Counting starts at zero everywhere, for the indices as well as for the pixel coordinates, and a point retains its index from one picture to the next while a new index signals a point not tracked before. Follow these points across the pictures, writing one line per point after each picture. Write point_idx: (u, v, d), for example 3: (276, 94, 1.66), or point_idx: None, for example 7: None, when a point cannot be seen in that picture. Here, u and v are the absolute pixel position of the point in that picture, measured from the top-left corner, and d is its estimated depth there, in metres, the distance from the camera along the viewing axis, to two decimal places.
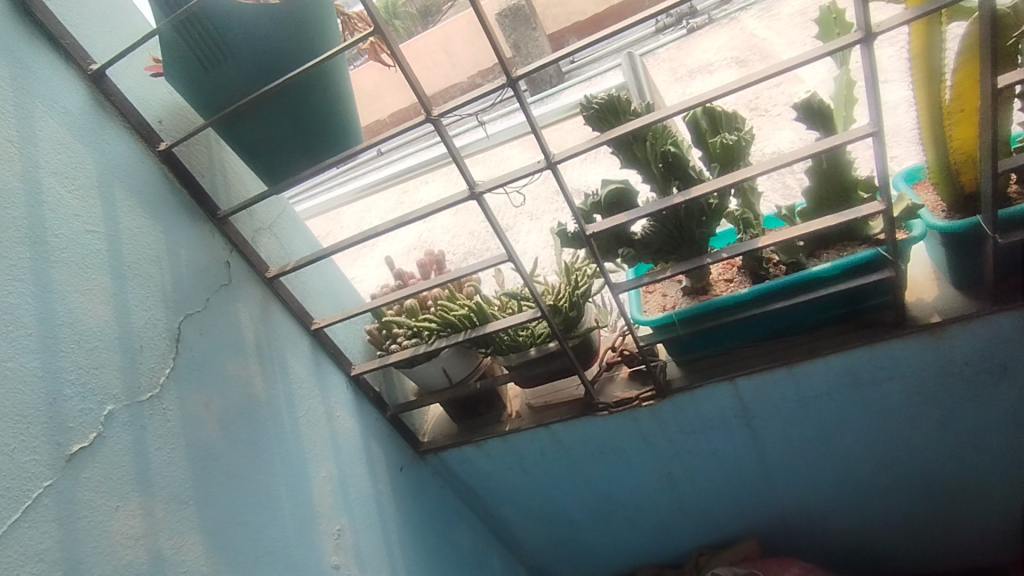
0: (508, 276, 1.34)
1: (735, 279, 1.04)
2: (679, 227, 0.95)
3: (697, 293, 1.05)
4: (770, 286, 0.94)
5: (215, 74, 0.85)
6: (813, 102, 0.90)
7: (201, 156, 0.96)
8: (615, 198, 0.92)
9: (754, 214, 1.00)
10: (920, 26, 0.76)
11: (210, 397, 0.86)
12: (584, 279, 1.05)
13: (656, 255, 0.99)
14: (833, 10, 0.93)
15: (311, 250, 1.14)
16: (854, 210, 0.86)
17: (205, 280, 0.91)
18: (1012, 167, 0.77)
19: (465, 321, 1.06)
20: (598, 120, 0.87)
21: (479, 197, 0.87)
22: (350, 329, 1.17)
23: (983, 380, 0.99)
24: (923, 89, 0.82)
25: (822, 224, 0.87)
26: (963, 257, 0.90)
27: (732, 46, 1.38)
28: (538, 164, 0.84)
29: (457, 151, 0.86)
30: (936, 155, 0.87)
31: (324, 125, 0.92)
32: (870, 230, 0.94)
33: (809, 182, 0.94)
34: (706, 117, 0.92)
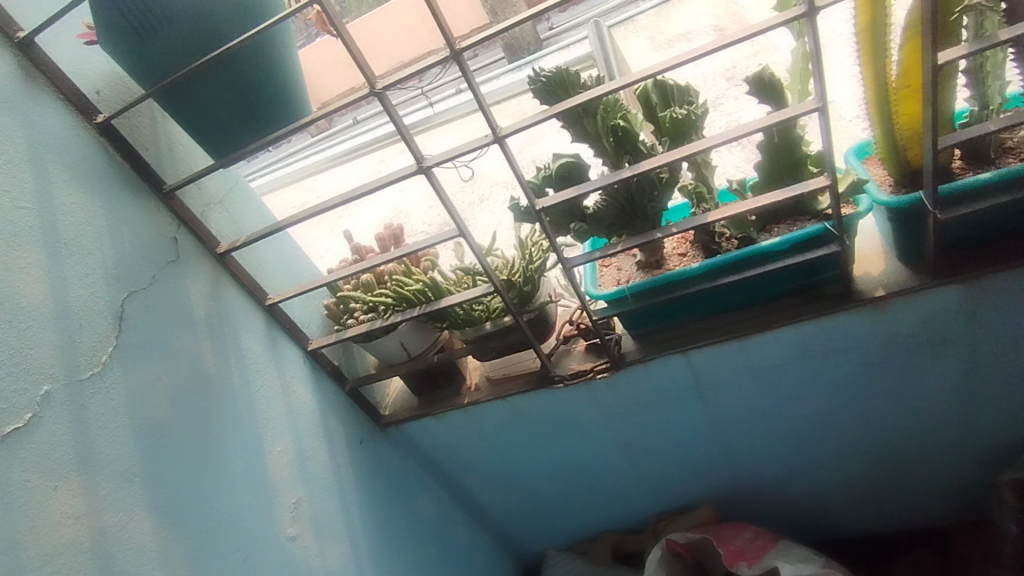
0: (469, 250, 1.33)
1: (689, 254, 1.05)
2: (630, 201, 0.95)
3: (650, 267, 1.05)
4: (721, 261, 0.95)
5: (150, 45, 0.82)
6: (766, 75, 0.87)
7: (143, 129, 0.94)
8: (566, 173, 0.92)
9: (707, 187, 1.00)
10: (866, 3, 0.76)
11: (157, 373, 0.86)
12: (539, 253, 1.04)
13: (609, 230, 0.99)
14: None
15: (265, 225, 1.12)
16: (801, 187, 0.87)
17: (150, 255, 0.90)
18: (953, 144, 0.78)
19: (420, 296, 1.06)
20: (546, 93, 0.85)
21: (428, 171, 0.86)
22: (307, 304, 1.16)
23: (926, 352, 1.02)
24: (870, 65, 0.82)
25: (769, 199, 0.88)
26: (907, 232, 0.91)
27: (698, 17, 1.41)
28: (486, 138, 0.83)
29: (405, 127, 0.84)
30: (883, 130, 0.88)
31: (271, 97, 0.90)
32: (818, 205, 0.95)
33: (760, 157, 0.94)
34: (656, 90, 0.90)
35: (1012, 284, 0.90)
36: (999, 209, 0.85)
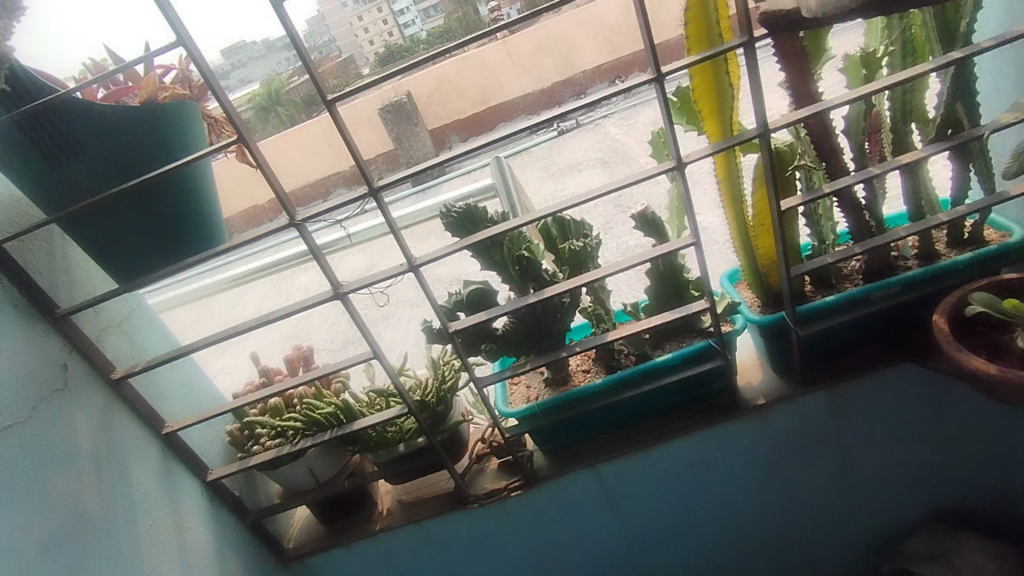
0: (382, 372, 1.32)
1: (592, 370, 1.10)
2: (536, 322, 1.02)
3: (557, 383, 1.10)
4: (621, 376, 1.03)
5: (64, 172, 0.82)
6: (648, 214, 1.01)
7: (39, 253, 0.90)
8: (476, 297, 0.97)
9: (605, 309, 1.10)
10: (722, 160, 0.91)
11: (30, 517, 0.77)
12: (451, 373, 1.08)
13: (518, 350, 1.03)
14: (661, 137, 1.09)
15: (167, 349, 1.09)
16: (685, 308, 1.00)
17: (36, 385, 0.84)
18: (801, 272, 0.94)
19: (332, 419, 1.05)
20: (458, 226, 0.92)
21: (344, 296, 0.90)
22: (207, 430, 1.10)
23: (805, 453, 1.12)
24: (730, 208, 0.97)
25: (658, 321, 1.00)
26: (777, 347, 1.03)
27: None
28: (401, 267, 0.89)
29: (320, 252, 0.90)
30: (747, 261, 1.02)
31: (188, 223, 0.91)
32: (702, 323, 1.06)
33: (649, 283, 1.06)
34: (556, 225, 1.00)
35: (866, 390, 1.04)
36: (845, 325, 0.99)
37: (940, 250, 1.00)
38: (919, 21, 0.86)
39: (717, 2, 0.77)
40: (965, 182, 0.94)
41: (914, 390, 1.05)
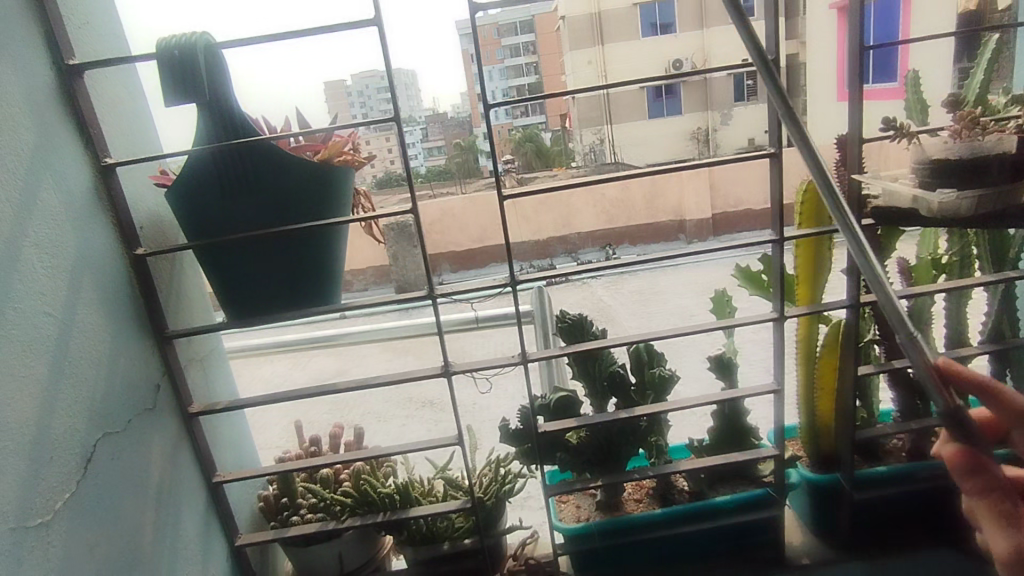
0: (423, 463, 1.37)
1: (644, 500, 1.12)
2: (608, 440, 1.05)
3: (609, 508, 1.10)
4: (679, 509, 1.05)
5: (230, 204, 0.85)
6: (724, 358, 1.09)
7: (163, 273, 0.92)
8: (562, 404, 1.03)
9: (664, 442, 1.11)
10: (805, 322, 1.03)
11: (97, 537, 0.72)
12: (511, 477, 1.08)
13: (583, 465, 1.06)
14: (725, 296, 1.24)
15: (230, 397, 1.06)
16: (755, 454, 1.04)
17: (136, 398, 0.82)
18: (864, 437, 1.02)
19: (388, 501, 1.01)
20: (566, 333, 1.01)
21: (450, 375, 0.94)
22: (243, 491, 1.06)
23: None
24: (802, 366, 1.07)
25: (725, 460, 1.04)
26: (826, 508, 1.09)
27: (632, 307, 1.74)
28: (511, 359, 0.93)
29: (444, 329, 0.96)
30: (805, 420, 1.09)
31: (317, 280, 0.91)
32: (758, 472, 1.10)
33: (713, 424, 1.10)
34: (644, 351, 1.05)
35: None
36: (893, 498, 1.07)
37: None
38: (975, 240, 1.01)
39: None
40: None
41: None
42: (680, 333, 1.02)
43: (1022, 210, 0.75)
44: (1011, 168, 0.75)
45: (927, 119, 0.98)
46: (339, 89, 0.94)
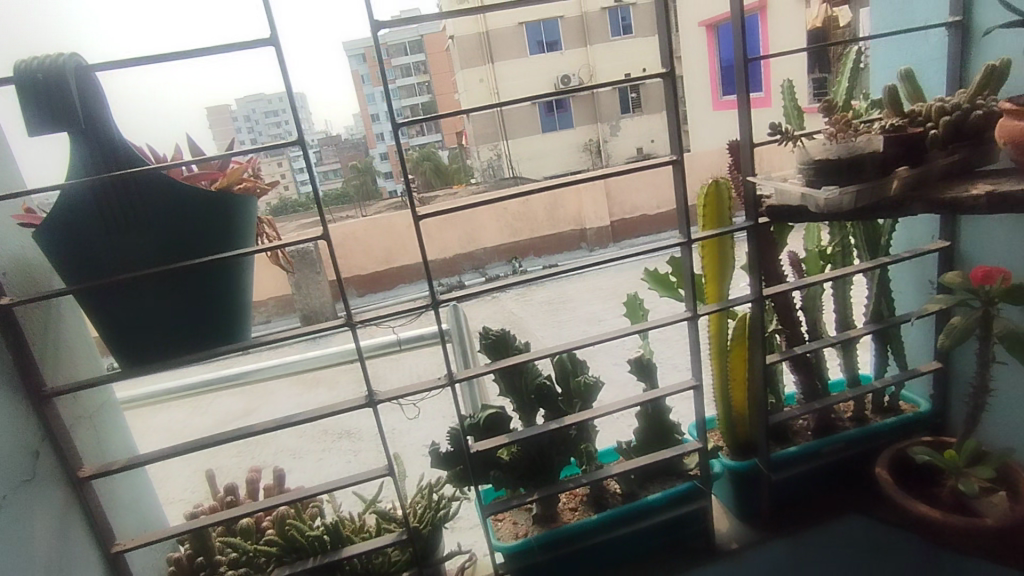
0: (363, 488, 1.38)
1: (579, 508, 1.13)
2: (540, 452, 1.05)
3: (546, 519, 1.10)
4: (613, 513, 1.07)
5: (113, 240, 0.77)
6: (643, 359, 1.13)
7: (36, 323, 0.82)
8: (491, 422, 1.02)
9: (594, 448, 1.12)
10: (715, 319, 1.07)
11: None
12: (446, 501, 1.05)
13: (517, 481, 1.06)
14: (636, 299, 1.28)
15: (127, 454, 0.96)
16: (678, 449, 1.08)
17: (9, 471, 0.73)
18: (776, 419, 1.09)
19: (317, 544, 0.95)
20: (490, 350, 0.99)
21: (376, 404, 0.89)
22: (150, 555, 0.96)
23: None
24: (715, 359, 1.11)
25: (650, 459, 1.07)
26: (747, 494, 1.14)
27: None
28: (438, 380, 0.91)
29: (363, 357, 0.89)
30: (722, 410, 1.14)
31: (219, 314, 0.85)
32: (685, 467, 1.13)
33: (637, 424, 1.13)
34: (567, 360, 1.07)
35: None
36: (804, 475, 1.14)
37: (868, 415, 1.21)
38: (851, 231, 1.11)
39: (729, 194, 0.97)
40: (884, 360, 1.17)
41: None
42: (602, 340, 1.04)
43: (892, 203, 0.83)
44: (881, 164, 0.84)
45: (802, 123, 1.06)
46: (223, 113, 0.93)
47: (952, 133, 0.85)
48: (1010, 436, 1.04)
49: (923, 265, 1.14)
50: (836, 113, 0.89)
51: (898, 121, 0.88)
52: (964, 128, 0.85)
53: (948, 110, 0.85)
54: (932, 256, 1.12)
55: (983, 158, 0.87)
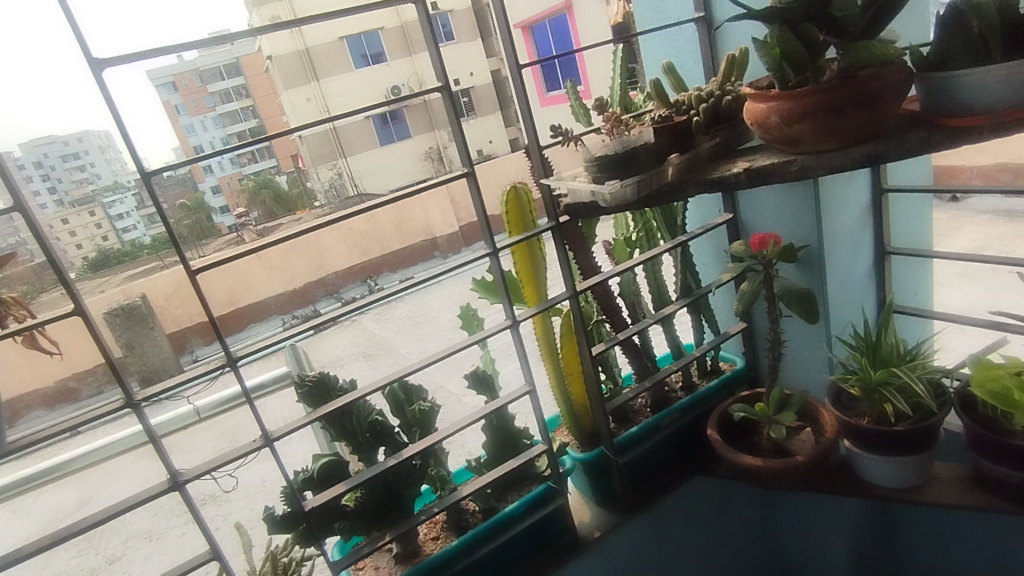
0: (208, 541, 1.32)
1: (441, 536, 1.10)
2: (388, 490, 1.00)
3: (407, 557, 1.05)
4: (473, 534, 1.03)
5: None
6: (480, 371, 1.11)
7: None
8: (328, 471, 0.95)
9: (446, 471, 1.11)
10: (540, 320, 1.07)
11: None
12: (296, 564, 0.98)
13: (368, 526, 0.99)
14: (471, 309, 1.22)
15: None
16: (526, 455, 1.08)
17: None
18: (613, 406, 1.13)
19: None
20: (311, 396, 0.93)
21: (183, 486, 0.79)
22: None
23: None
24: (548, 360, 1.11)
25: (501, 471, 1.06)
26: (600, 481, 1.18)
27: None
28: (254, 444, 0.83)
29: (158, 436, 0.78)
30: (565, 407, 1.15)
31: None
32: (537, 469, 1.15)
33: (484, 438, 1.12)
34: (401, 390, 1.04)
35: (673, 507, 1.22)
36: (648, 451, 1.19)
37: (696, 381, 1.29)
38: (651, 215, 1.17)
39: (529, 198, 0.98)
40: (701, 329, 1.25)
41: (705, 499, 1.26)
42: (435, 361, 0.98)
43: (671, 188, 0.89)
44: (655, 153, 0.89)
45: (590, 119, 1.10)
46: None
47: (711, 118, 0.92)
48: (806, 381, 1.23)
49: (717, 238, 1.25)
50: (608, 109, 0.93)
51: (665, 112, 0.94)
52: (720, 113, 0.93)
53: (704, 98, 0.93)
54: (723, 228, 1.23)
55: (741, 138, 0.96)
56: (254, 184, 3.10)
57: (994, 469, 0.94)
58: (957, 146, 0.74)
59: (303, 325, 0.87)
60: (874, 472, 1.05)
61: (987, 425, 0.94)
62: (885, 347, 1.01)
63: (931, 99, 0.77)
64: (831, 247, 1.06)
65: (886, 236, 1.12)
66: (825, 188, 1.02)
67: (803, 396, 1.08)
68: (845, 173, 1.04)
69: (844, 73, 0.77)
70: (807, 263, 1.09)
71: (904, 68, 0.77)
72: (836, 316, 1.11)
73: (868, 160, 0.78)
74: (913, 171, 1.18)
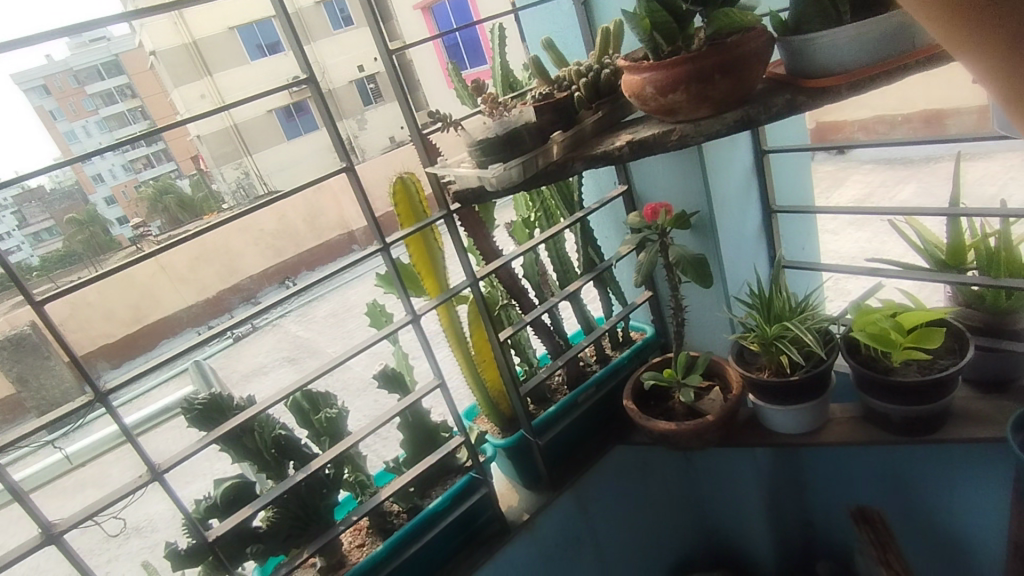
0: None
1: (367, 542, 1.06)
2: (303, 505, 0.95)
3: (332, 570, 1.01)
4: (398, 536, 1.01)
5: None
6: (389, 370, 1.08)
7: None
8: (232, 495, 0.89)
9: (365, 475, 1.07)
10: (444, 311, 1.04)
11: None
12: None
13: (284, 544, 0.95)
14: (377, 305, 1.19)
15: None
16: (445, 449, 1.06)
17: None
18: (528, 390, 1.12)
19: None
20: (203, 419, 0.87)
21: (59, 538, 0.72)
22: None
23: (571, 555, 1.24)
24: (458, 350, 1.08)
25: (421, 469, 1.03)
26: (525, 463, 1.18)
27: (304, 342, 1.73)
28: (140, 479, 0.77)
29: (22, 488, 0.71)
30: (481, 395, 1.13)
31: None
32: (458, 461, 1.13)
33: (401, 436, 1.09)
34: (306, 398, 0.99)
35: (597, 478, 1.24)
36: (568, 428, 1.20)
37: (609, 353, 1.31)
38: (548, 195, 1.16)
39: (418, 188, 0.95)
40: (608, 301, 1.26)
41: (628, 467, 1.29)
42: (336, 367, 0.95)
43: (558, 166, 0.88)
44: (537, 132, 0.88)
45: (475, 100, 1.07)
46: None
47: (592, 93, 0.92)
48: (710, 341, 1.27)
49: (615, 210, 1.26)
50: (485, 91, 0.90)
51: (547, 89, 0.93)
52: (600, 87, 0.93)
53: (583, 72, 0.93)
54: (620, 200, 1.24)
55: (623, 111, 0.96)
56: (155, 188, 3.00)
57: (878, 405, 1.01)
58: (817, 106, 0.77)
59: (208, 334, 0.86)
60: (778, 422, 1.10)
61: (870, 365, 1.01)
62: (778, 302, 1.05)
63: (795, 63, 0.80)
64: (720, 211, 1.09)
65: (770, 195, 1.17)
66: (709, 153, 1.04)
67: (708, 357, 1.11)
68: (726, 138, 1.07)
69: (710, 41, 0.78)
70: (700, 229, 1.12)
71: (766, 34, 0.79)
72: (733, 276, 1.15)
73: (741, 125, 0.80)
74: (790, 131, 1.23)
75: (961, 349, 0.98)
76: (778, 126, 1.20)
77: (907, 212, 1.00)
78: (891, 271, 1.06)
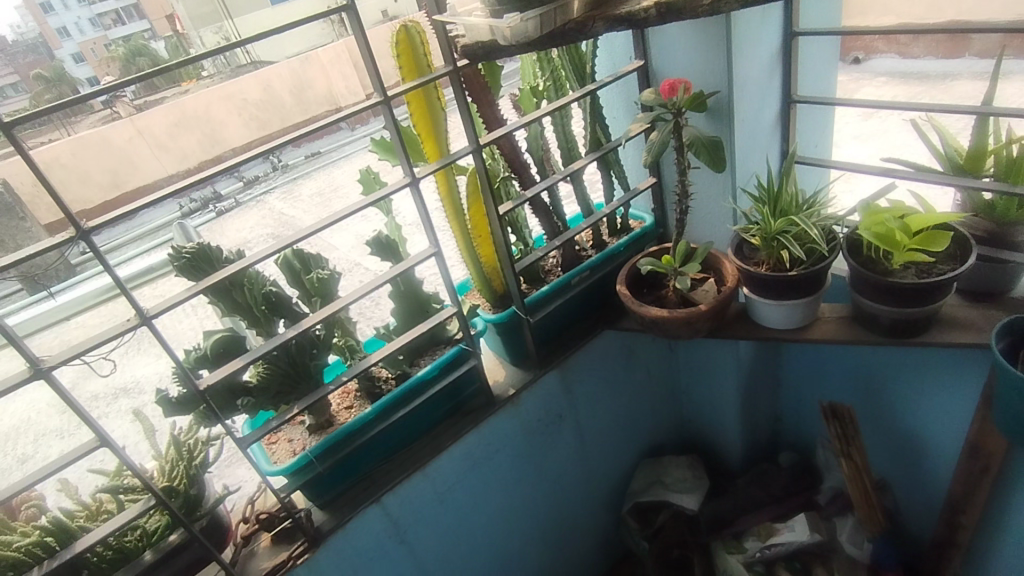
0: (103, 459, 1.24)
1: (355, 405, 1.08)
2: (292, 363, 0.96)
3: (321, 428, 1.03)
4: (388, 400, 1.02)
5: None
6: (382, 237, 1.05)
7: None
8: (221, 348, 0.88)
9: (355, 340, 1.08)
10: (442, 177, 0.99)
11: None
12: (198, 447, 0.96)
13: (273, 399, 0.96)
14: (370, 172, 1.13)
15: None
16: (435, 319, 1.05)
17: None
18: (522, 267, 1.10)
19: (37, 552, 0.85)
20: (190, 269, 0.85)
21: (49, 374, 0.74)
22: None
23: (551, 430, 1.29)
24: (454, 220, 1.05)
25: (411, 335, 1.03)
26: (514, 339, 1.18)
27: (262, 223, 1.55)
28: (130, 322, 0.78)
29: (12, 329, 0.71)
30: (475, 269, 1.12)
31: None
32: (448, 332, 1.13)
33: (393, 304, 1.08)
34: (296, 257, 0.97)
35: (581, 361, 1.27)
36: (560, 309, 1.20)
37: (606, 239, 1.28)
38: (559, 64, 1.09)
39: (422, 38, 0.88)
40: (611, 185, 1.22)
41: (614, 350, 1.32)
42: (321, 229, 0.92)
43: (577, 25, 0.81)
44: None
45: None
46: None
47: None
48: (710, 234, 1.25)
49: (628, 88, 1.19)
50: None
51: None
52: None
53: None
54: (634, 77, 1.17)
55: None
56: (123, 56, 0.88)
57: (868, 305, 1.02)
58: None
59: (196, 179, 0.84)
60: (767, 315, 1.11)
61: (868, 265, 1.00)
62: (785, 196, 1.03)
63: None
64: (739, 94, 1.03)
65: (793, 82, 1.10)
66: (736, 29, 0.97)
67: (706, 247, 1.10)
68: (756, 13, 0.99)
69: None
70: (716, 111, 1.06)
71: None
72: (742, 165, 1.11)
73: None
74: (823, 12, 1.12)
75: (962, 256, 0.97)
76: (812, 6, 1.09)
77: (931, 109, 0.96)
78: (906, 172, 1.02)
